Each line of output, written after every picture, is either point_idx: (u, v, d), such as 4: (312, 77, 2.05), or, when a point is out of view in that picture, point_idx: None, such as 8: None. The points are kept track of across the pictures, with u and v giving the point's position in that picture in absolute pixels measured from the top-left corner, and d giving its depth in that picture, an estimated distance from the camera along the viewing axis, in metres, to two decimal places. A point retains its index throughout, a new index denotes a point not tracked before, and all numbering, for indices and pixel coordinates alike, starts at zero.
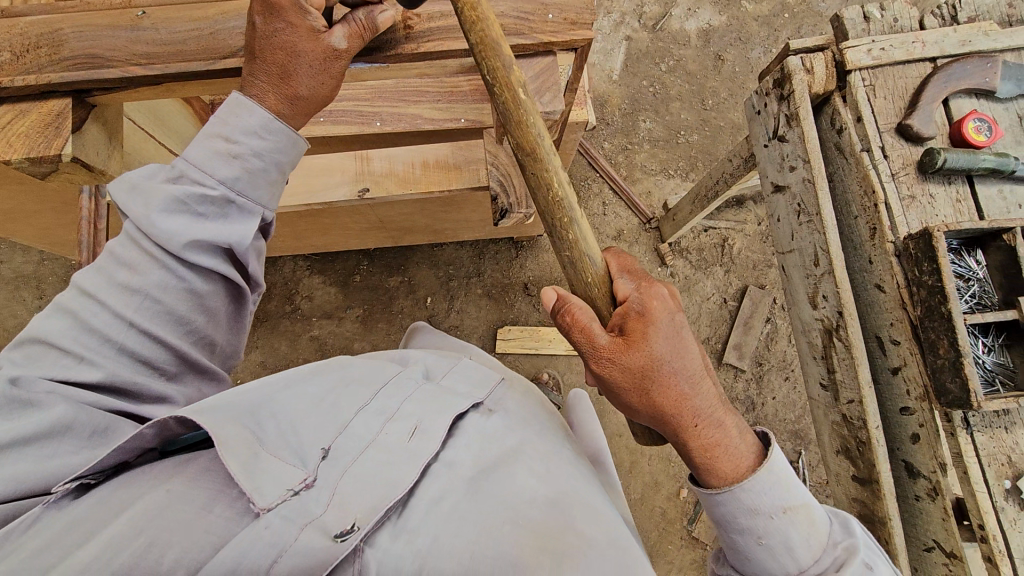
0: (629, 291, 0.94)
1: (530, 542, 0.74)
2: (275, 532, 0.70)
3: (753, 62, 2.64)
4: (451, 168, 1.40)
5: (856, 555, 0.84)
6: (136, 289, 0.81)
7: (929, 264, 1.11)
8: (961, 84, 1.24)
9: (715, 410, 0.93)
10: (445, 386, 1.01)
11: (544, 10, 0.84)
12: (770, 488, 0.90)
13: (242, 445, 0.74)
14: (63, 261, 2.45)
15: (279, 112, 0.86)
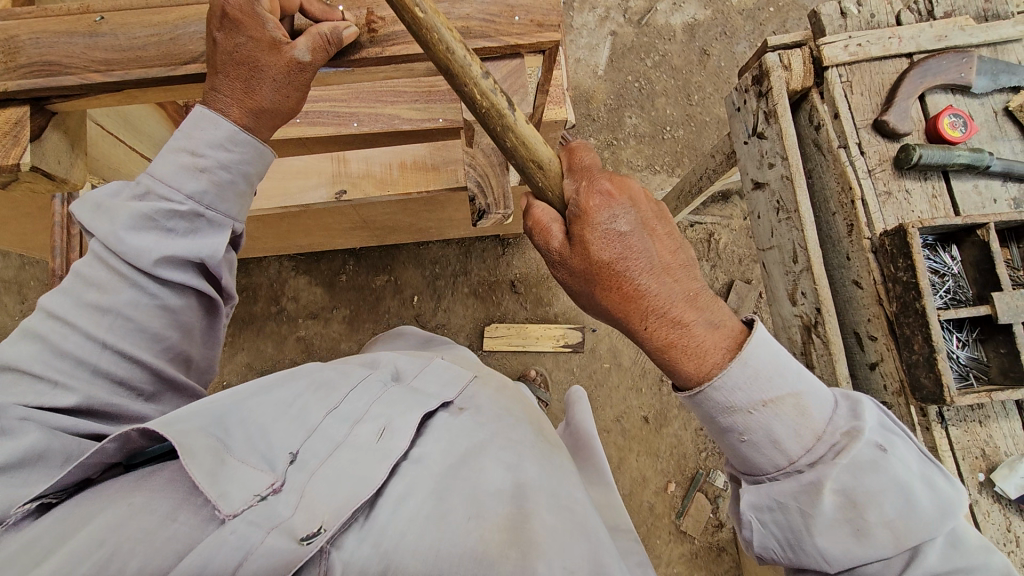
0: (570, 190, 0.85)
1: (498, 535, 0.76)
2: (241, 536, 0.70)
3: (738, 56, 2.63)
4: (430, 169, 1.40)
5: (856, 441, 0.80)
6: (108, 308, 0.81)
7: (903, 260, 1.12)
8: (937, 79, 1.25)
9: (675, 305, 0.83)
10: (417, 388, 1.00)
11: (510, 12, 0.82)
12: (748, 383, 0.81)
13: (208, 453, 0.75)
14: (45, 265, 2.42)
15: (244, 124, 0.85)
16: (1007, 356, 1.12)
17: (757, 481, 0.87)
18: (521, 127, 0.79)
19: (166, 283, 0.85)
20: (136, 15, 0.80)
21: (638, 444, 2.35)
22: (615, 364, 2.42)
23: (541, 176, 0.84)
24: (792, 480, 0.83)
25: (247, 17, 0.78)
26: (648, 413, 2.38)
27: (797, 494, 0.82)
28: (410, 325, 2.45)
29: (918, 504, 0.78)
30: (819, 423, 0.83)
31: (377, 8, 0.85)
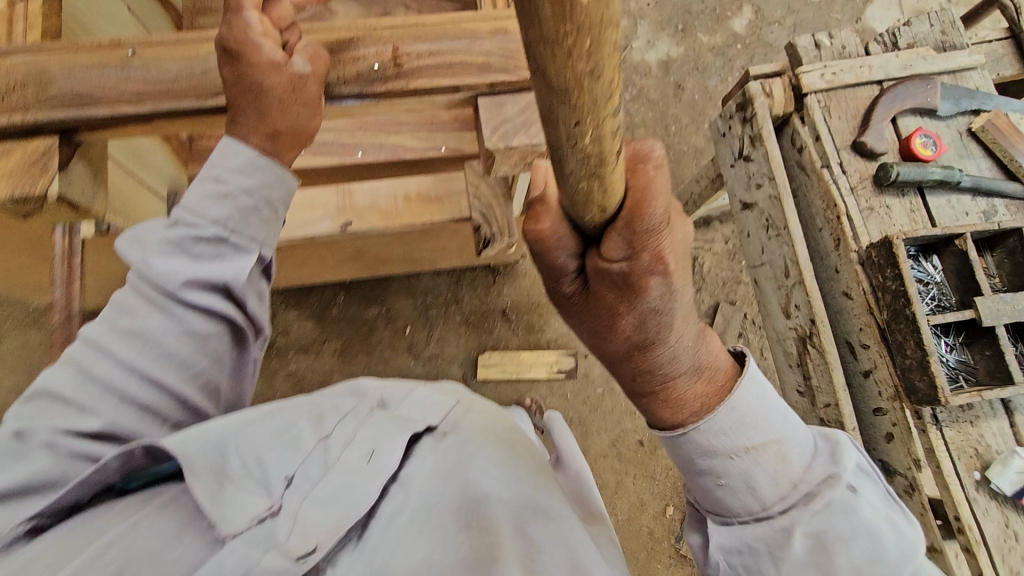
0: (598, 255, 0.73)
1: (479, 554, 0.71)
2: (240, 557, 0.71)
3: (711, 89, 2.77)
4: (433, 201, 1.40)
5: (829, 487, 0.77)
6: (138, 333, 0.83)
7: (891, 270, 1.18)
8: (905, 104, 1.35)
9: (674, 364, 0.81)
10: (399, 414, 0.96)
11: (528, 50, 0.88)
12: (734, 428, 0.81)
13: (207, 472, 0.78)
14: (22, 305, 2.36)
15: (263, 149, 0.87)
16: (993, 358, 1.18)
17: (728, 524, 0.83)
18: (566, 194, 0.73)
19: (195, 310, 0.86)
20: (167, 49, 0.83)
21: (635, 468, 2.35)
22: (608, 388, 2.43)
23: (581, 240, 0.75)
24: (765, 525, 0.79)
25: (244, 45, 0.80)
26: (644, 436, 2.39)
27: (768, 539, 0.78)
28: (403, 355, 2.44)
29: (885, 551, 0.73)
30: (797, 471, 0.81)
31: (402, 44, 0.87)
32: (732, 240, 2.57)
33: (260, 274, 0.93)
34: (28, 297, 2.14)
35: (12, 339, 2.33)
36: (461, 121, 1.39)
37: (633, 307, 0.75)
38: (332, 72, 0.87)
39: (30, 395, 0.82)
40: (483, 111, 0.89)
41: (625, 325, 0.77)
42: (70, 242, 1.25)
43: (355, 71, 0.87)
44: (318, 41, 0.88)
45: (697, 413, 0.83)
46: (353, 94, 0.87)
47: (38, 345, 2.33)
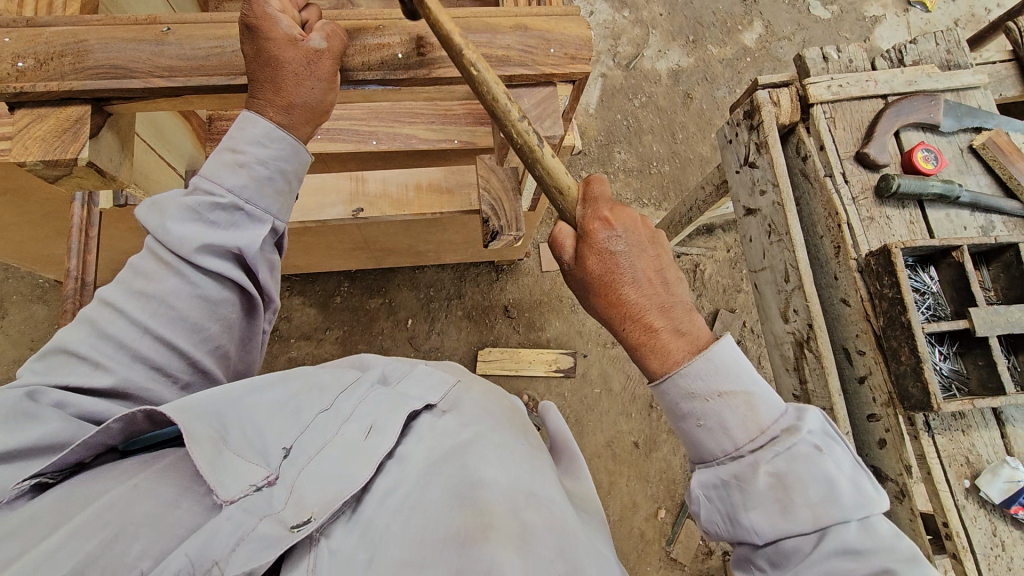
0: (579, 213, 0.93)
1: (470, 525, 0.70)
2: (236, 522, 0.71)
3: (719, 100, 2.81)
4: (444, 192, 1.45)
5: (794, 433, 0.83)
6: (153, 294, 0.84)
7: (889, 277, 1.21)
8: (908, 119, 1.38)
9: (652, 313, 0.89)
10: (397, 390, 0.99)
11: (546, 45, 0.89)
12: (710, 376, 0.86)
13: (209, 442, 0.75)
14: (30, 280, 2.39)
15: (280, 122, 0.89)
16: (985, 369, 1.21)
17: (707, 465, 0.89)
18: (549, 160, 0.88)
19: (209, 276, 0.88)
20: (201, 29, 0.86)
21: (629, 469, 2.36)
22: (605, 389, 2.46)
23: (561, 199, 0.92)
24: (736, 463, 0.85)
25: (263, 20, 0.83)
26: (638, 438, 2.41)
27: (736, 476, 0.84)
28: (404, 347, 2.46)
29: (843, 497, 0.78)
30: (767, 419, 0.86)
31: (426, 34, 0.89)
32: (733, 249, 2.60)
33: (273, 246, 0.96)
34: (37, 271, 2.17)
35: (18, 313, 2.36)
36: (475, 116, 1.42)
37: (597, 250, 0.91)
38: (358, 57, 0.89)
39: (45, 350, 0.83)
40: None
41: (595, 269, 0.92)
42: (87, 213, 1.29)
43: (379, 57, 0.89)
44: (347, 26, 0.90)
45: (680, 363, 0.88)
46: (376, 79, 0.89)
47: (43, 320, 2.35)
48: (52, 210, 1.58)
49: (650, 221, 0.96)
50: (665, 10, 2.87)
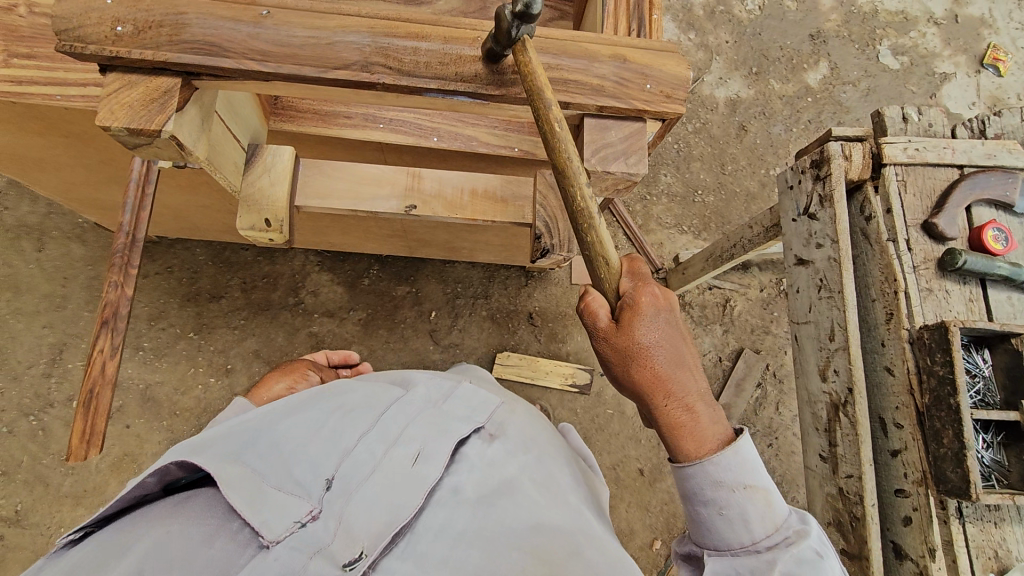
0: (626, 286, 0.98)
1: (537, 569, 0.80)
2: (284, 562, 0.77)
3: (773, 136, 2.76)
4: (498, 200, 1.42)
5: (807, 539, 0.90)
6: None
7: (942, 355, 1.18)
8: (983, 194, 1.35)
9: (690, 396, 0.98)
10: (444, 412, 1.06)
11: (643, 80, 0.89)
12: (737, 469, 0.95)
13: (246, 484, 0.83)
14: (71, 218, 2.42)
15: None
16: None
17: (721, 553, 0.95)
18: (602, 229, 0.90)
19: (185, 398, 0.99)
20: (299, 16, 0.85)
21: (631, 495, 2.34)
22: (618, 411, 2.44)
23: (604, 271, 0.95)
24: (754, 556, 0.91)
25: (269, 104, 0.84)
26: (644, 465, 2.39)
27: (753, 568, 0.90)
28: (424, 339, 2.46)
29: None
30: (781, 518, 0.95)
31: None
32: (767, 289, 2.55)
33: None
34: (80, 212, 2.20)
35: (54, 249, 2.40)
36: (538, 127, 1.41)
37: (645, 325, 0.95)
38: (453, 67, 0.87)
39: None
40: (587, 131, 0.92)
41: (634, 344, 0.95)
42: (146, 170, 1.33)
43: (474, 69, 0.88)
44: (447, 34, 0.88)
45: (714, 450, 0.97)
46: (467, 91, 0.89)
47: (77, 259, 2.38)
48: (107, 159, 1.59)
49: (673, 296, 1.01)
50: (731, 38, 2.82)
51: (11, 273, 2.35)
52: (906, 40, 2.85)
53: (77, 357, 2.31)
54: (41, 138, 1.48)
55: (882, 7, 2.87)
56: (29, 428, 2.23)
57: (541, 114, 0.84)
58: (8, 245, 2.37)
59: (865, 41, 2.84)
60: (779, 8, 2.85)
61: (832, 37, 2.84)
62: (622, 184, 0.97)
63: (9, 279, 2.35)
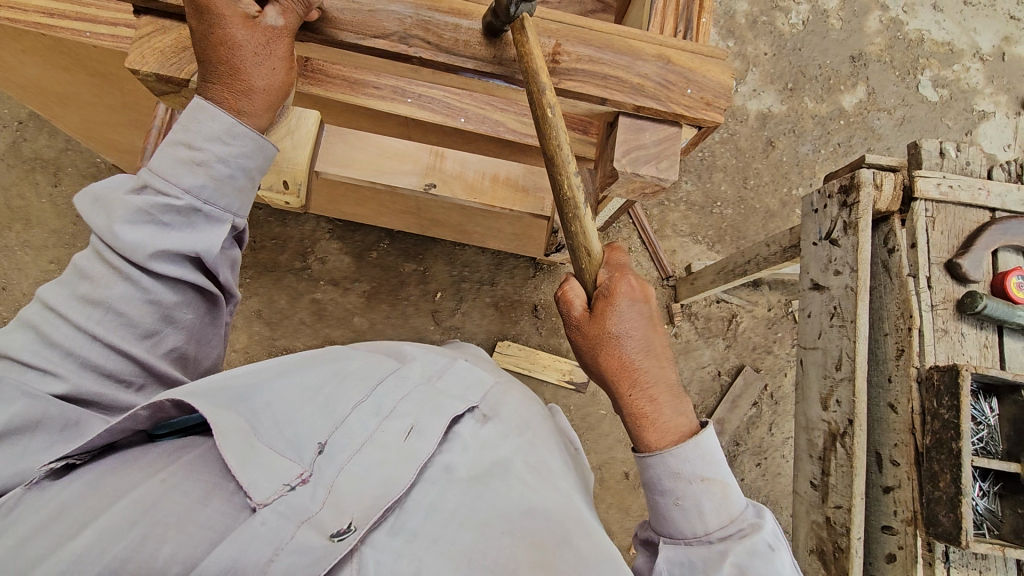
0: (603, 275, 0.99)
1: (528, 555, 0.80)
2: (271, 528, 0.76)
3: (800, 156, 2.72)
4: (519, 190, 1.41)
5: (760, 532, 0.89)
6: (99, 301, 0.86)
7: (949, 399, 1.17)
8: (1013, 240, 1.34)
9: (658, 388, 0.99)
10: (442, 388, 1.05)
11: (685, 84, 0.87)
12: (698, 459, 0.95)
13: (238, 435, 0.82)
14: (87, 156, 2.41)
15: (239, 110, 0.89)
16: (1022, 517, 1.21)
17: (675, 542, 0.94)
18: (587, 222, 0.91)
19: (162, 281, 0.89)
20: None
21: (613, 497, 2.35)
22: (611, 412, 2.43)
23: (586, 262, 0.97)
24: (707, 547, 0.90)
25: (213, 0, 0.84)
26: (629, 470, 2.39)
27: (704, 558, 0.89)
28: (426, 319, 2.46)
29: None
30: (737, 510, 0.94)
31: (566, 42, 0.86)
32: (775, 309, 2.52)
33: (231, 241, 0.98)
34: (97, 150, 2.19)
35: (68, 186, 2.39)
36: None
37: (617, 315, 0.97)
38: (493, 51, 0.87)
39: None
40: (621, 130, 0.89)
41: (605, 331, 0.97)
42: (168, 119, 1.32)
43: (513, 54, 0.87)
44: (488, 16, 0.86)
45: (674, 442, 0.97)
46: (503, 75, 0.89)
47: None
48: (128, 101, 1.57)
49: (652, 287, 1.01)
50: (771, 50, 2.75)
51: (24, 205, 2.35)
52: (948, 73, 2.78)
53: None
54: (67, 72, 1.46)
55: (929, 35, 2.79)
56: None
57: (536, 97, 0.82)
58: (23, 176, 2.36)
59: (906, 69, 2.77)
60: (824, 25, 2.77)
61: (873, 61, 2.77)
62: (653, 190, 0.95)
63: (21, 210, 2.35)
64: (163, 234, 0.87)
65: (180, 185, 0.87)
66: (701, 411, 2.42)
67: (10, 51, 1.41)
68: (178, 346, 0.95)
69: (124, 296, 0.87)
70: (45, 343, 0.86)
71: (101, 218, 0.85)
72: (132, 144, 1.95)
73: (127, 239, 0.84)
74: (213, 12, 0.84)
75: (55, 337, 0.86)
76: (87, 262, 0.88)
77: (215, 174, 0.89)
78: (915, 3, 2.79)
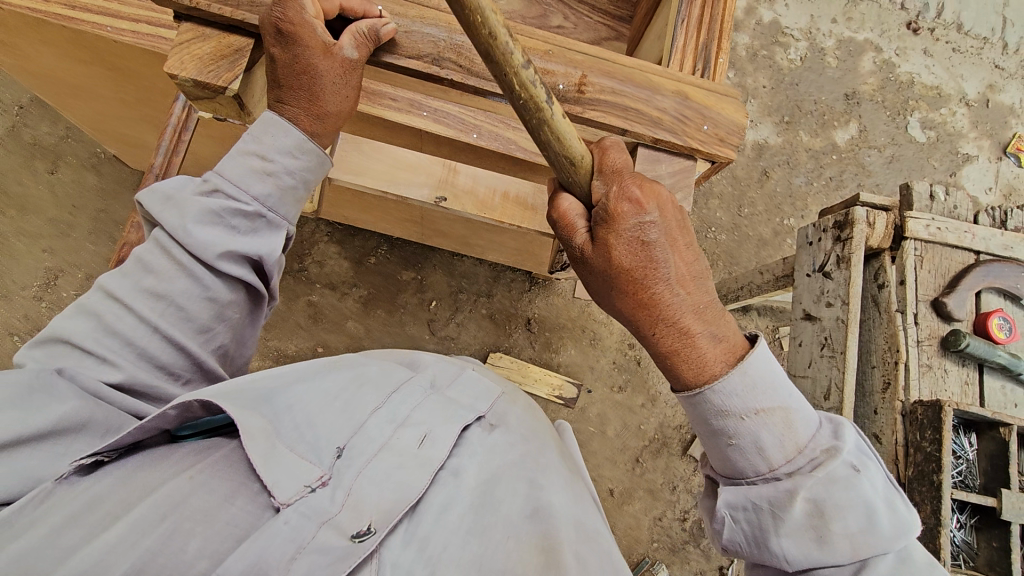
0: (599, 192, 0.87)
1: (535, 557, 0.86)
2: (292, 528, 0.81)
3: (794, 187, 2.79)
4: (528, 208, 1.45)
5: (834, 458, 0.85)
6: (163, 294, 0.92)
7: (931, 433, 1.24)
8: (995, 282, 1.40)
9: (687, 316, 0.88)
10: (452, 398, 1.10)
11: (700, 121, 0.95)
12: (745, 391, 0.87)
13: (263, 438, 0.88)
14: (89, 146, 2.40)
15: (311, 131, 0.98)
16: (997, 550, 1.27)
17: (735, 484, 0.92)
18: (560, 124, 0.78)
19: (220, 278, 0.96)
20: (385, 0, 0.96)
21: None
22: (599, 429, 2.45)
23: (570, 168, 0.85)
24: (771, 486, 0.87)
25: (299, 29, 0.88)
26: (615, 487, 2.40)
27: (771, 498, 0.87)
28: (421, 327, 2.47)
29: (881, 524, 0.81)
30: (804, 438, 0.88)
31: (591, 74, 0.93)
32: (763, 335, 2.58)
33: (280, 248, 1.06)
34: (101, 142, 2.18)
35: (67, 175, 2.37)
36: None
37: (623, 238, 0.86)
38: None
39: (47, 339, 0.91)
40: (640, 161, 0.97)
41: (620, 259, 0.87)
42: (186, 117, 1.34)
43: (540, 81, 0.92)
44: (518, 42, 0.93)
45: (718, 374, 0.88)
46: None
47: (89, 189, 2.36)
48: (143, 97, 1.58)
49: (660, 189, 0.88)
50: (769, 83, 2.83)
51: (22, 192, 2.33)
52: (936, 116, 2.89)
53: (73, 286, 2.29)
54: (84, 65, 1.47)
55: (919, 78, 2.90)
56: (13, 347, 2.21)
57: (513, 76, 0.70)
58: (22, 163, 2.34)
59: (897, 110, 2.87)
60: (821, 62, 2.86)
61: (866, 100, 2.87)
62: None
63: (17, 197, 2.33)
64: (232, 237, 0.96)
65: (250, 193, 0.96)
66: (688, 431, 2.47)
67: (28, 41, 1.42)
68: (224, 345, 1.01)
69: (186, 292, 0.93)
70: (106, 333, 0.91)
71: (174, 216, 0.93)
72: (139, 139, 1.96)
73: (201, 238, 0.92)
74: (297, 40, 0.89)
75: (117, 326, 0.91)
76: (150, 256, 0.94)
77: (281, 185, 0.98)
78: (907, 46, 2.90)
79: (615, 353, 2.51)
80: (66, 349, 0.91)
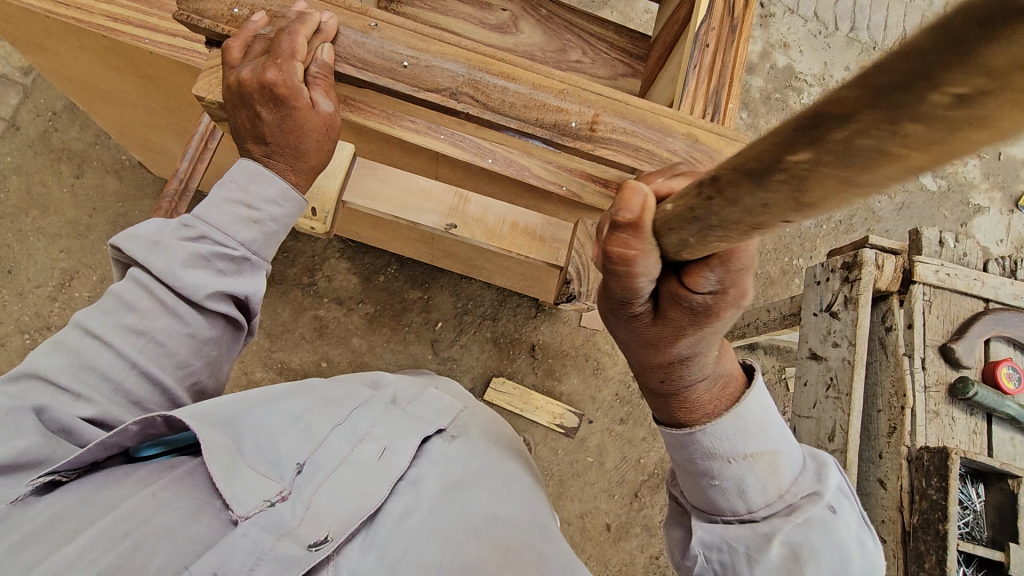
0: None
1: (494, 558, 0.88)
2: (251, 539, 0.83)
3: (803, 228, 2.81)
4: (536, 238, 1.47)
5: (815, 502, 0.87)
6: (143, 331, 0.95)
7: (937, 480, 1.23)
8: (1005, 331, 1.39)
9: (690, 354, 0.89)
10: (411, 413, 1.14)
11: (712, 163, 0.97)
12: (736, 434, 0.89)
13: (223, 453, 0.89)
14: (114, 151, 2.46)
15: (296, 184, 1.06)
16: None
17: (712, 521, 0.93)
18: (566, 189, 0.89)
19: (199, 315, 1.00)
20: (402, 34, 0.98)
21: (593, 548, 2.32)
22: (598, 461, 2.42)
23: None
24: (748, 528, 0.88)
25: (290, 94, 0.95)
26: (611, 521, 2.36)
27: (748, 542, 0.87)
28: (424, 347, 2.47)
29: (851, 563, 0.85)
30: (786, 482, 0.90)
31: (604, 113, 0.96)
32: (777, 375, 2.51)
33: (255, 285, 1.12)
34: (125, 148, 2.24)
35: (90, 178, 2.43)
36: None
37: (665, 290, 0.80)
38: (535, 112, 0.96)
39: (19, 374, 0.90)
40: None
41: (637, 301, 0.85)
42: (211, 127, 1.38)
43: (554, 118, 0.96)
44: (532, 82, 0.97)
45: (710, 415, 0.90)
46: (543, 136, 0.97)
47: (111, 193, 2.41)
48: (169, 106, 1.63)
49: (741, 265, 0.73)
50: (781, 126, 2.88)
51: (45, 192, 2.39)
52: (946, 166, 2.91)
53: (84, 287, 2.32)
54: (117, 73, 1.52)
55: None
56: (22, 345, 2.24)
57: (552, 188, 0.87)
58: (48, 165, 2.41)
59: None
60: None
61: None
62: None
63: (40, 197, 2.39)
64: (219, 279, 1.01)
65: (237, 238, 1.02)
66: None
67: (66, 47, 1.47)
68: (201, 380, 1.04)
69: (167, 329, 0.97)
70: (84, 368, 0.92)
71: (161, 260, 0.96)
72: (162, 146, 2.01)
73: (190, 281, 0.97)
74: (287, 103, 0.96)
75: (95, 363, 0.92)
76: (131, 294, 0.96)
77: (266, 230, 1.05)
78: None
79: (618, 385, 2.49)
80: (38, 384, 0.90)
